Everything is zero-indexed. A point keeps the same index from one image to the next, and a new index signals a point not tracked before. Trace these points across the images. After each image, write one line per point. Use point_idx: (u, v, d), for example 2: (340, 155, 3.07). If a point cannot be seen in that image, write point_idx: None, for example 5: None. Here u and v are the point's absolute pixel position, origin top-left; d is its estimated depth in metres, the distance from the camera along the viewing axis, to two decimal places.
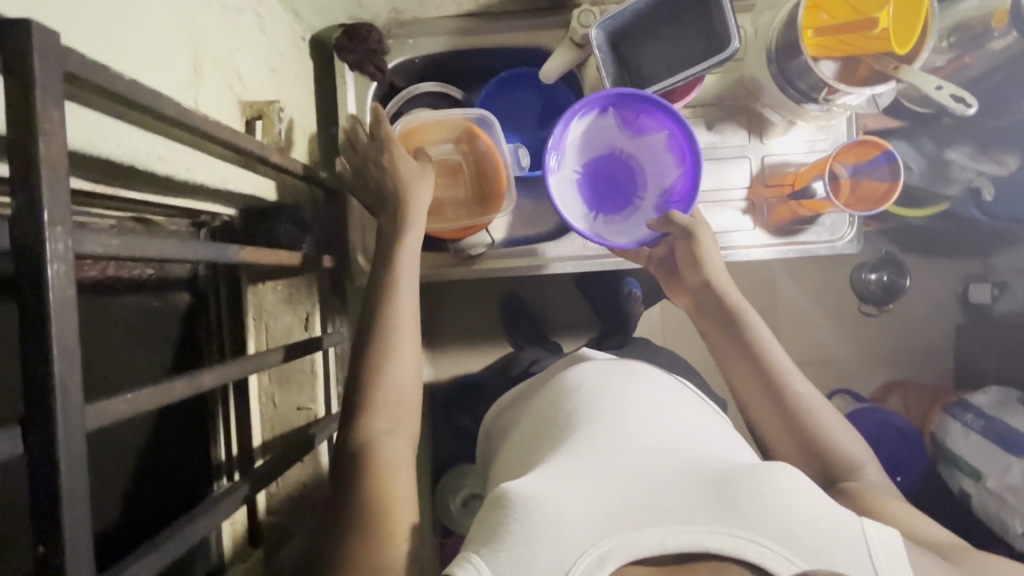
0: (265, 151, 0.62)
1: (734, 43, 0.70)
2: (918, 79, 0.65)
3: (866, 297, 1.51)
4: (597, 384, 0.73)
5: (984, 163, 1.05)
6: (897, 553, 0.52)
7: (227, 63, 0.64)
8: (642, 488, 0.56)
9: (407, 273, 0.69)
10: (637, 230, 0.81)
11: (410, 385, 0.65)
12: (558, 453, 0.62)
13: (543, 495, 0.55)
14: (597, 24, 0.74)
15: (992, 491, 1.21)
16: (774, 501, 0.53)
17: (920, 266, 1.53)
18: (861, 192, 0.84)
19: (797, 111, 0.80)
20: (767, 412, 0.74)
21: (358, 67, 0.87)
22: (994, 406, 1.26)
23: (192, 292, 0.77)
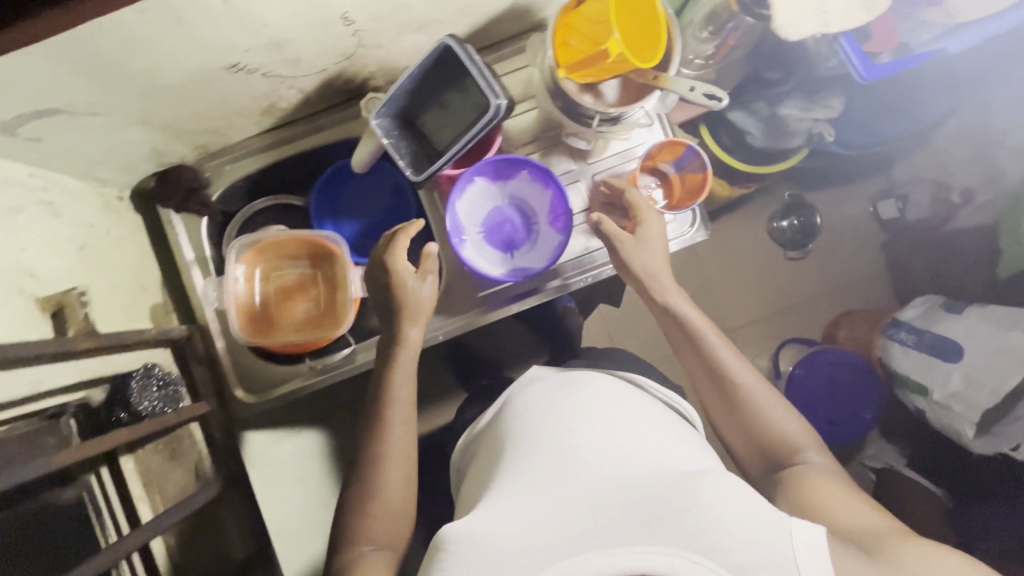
0: (68, 343, 0.62)
1: (498, 99, 0.70)
2: (676, 87, 0.68)
3: (787, 244, 1.46)
4: (546, 402, 0.74)
5: (816, 110, 1.08)
6: (816, 552, 0.53)
7: (12, 266, 0.64)
8: (582, 515, 0.57)
9: (399, 396, 0.76)
10: (545, 251, 0.87)
11: (395, 496, 0.73)
12: (506, 485, 0.64)
13: (487, 535, 0.58)
14: (375, 113, 0.75)
15: (940, 404, 1.14)
16: (711, 515, 0.54)
17: (832, 197, 1.47)
18: (687, 185, 0.87)
19: (598, 133, 0.82)
20: (714, 395, 0.76)
21: (182, 208, 0.88)
22: (923, 319, 1.23)
23: (70, 484, 0.75)
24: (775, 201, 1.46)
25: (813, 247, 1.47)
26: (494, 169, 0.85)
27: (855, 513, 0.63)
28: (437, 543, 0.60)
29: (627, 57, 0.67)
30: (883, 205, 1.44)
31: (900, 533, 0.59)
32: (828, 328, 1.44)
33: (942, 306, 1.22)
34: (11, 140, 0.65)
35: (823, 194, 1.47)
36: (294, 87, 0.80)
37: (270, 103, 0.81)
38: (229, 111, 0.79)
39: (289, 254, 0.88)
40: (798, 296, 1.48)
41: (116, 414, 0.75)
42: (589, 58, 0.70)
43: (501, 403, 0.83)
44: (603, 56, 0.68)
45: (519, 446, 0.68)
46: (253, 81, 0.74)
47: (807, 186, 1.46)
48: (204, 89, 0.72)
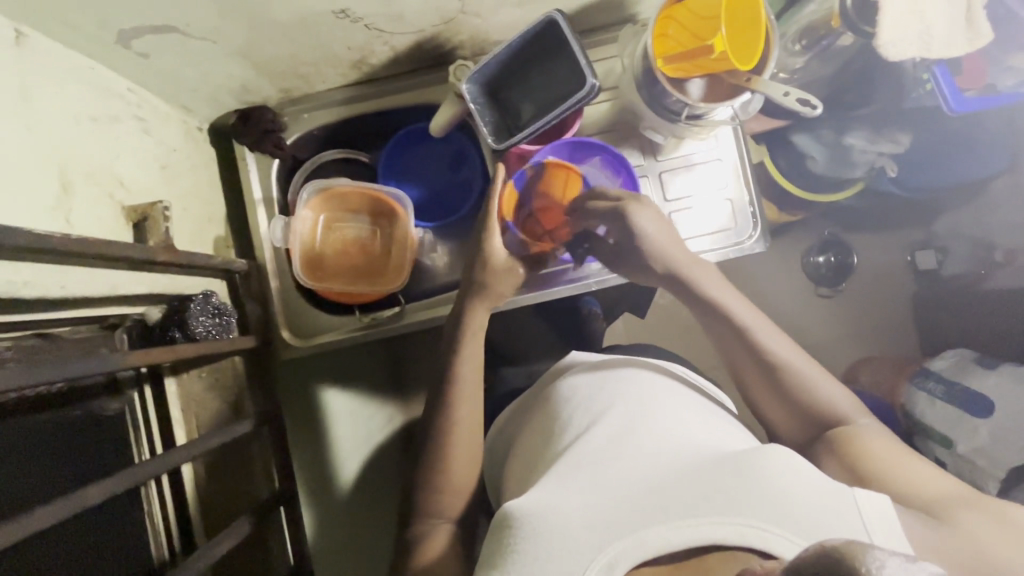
0: (149, 252, 0.63)
1: (590, 80, 0.71)
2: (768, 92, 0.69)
3: (818, 279, 1.47)
4: (593, 391, 0.71)
5: (882, 144, 1.07)
6: (885, 515, 0.54)
7: (106, 172, 0.66)
8: (646, 488, 0.55)
9: (464, 372, 0.76)
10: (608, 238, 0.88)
11: (456, 470, 0.73)
12: (561, 462, 0.61)
13: (549, 510, 0.55)
14: (467, 79, 0.77)
15: (963, 456, 1.11)
16: (769, 487, 0.53)
17: (872, 239, 1.47)
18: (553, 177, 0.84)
19: (675, 129, 0.84)
20: (760, 378, 0.75)
21: (256, 147, 0.89)
22: (954, 370, 1.20)
23: (115, 397, 0.76)
24: (813, 235, 1.45)
25: (845, 286, 1.47)
26: (570, 151, 0.86)
27: (926, 473, 0.61)
28: (504, 520, 0.58)
29: (732, 54, 0.70)
30: (922, 256, 1.42)
31: (969, 497, 0.59)
32: (851, 368, 1.43)
33: (976, 360, 1.18)
34: (120, 51, 0.67)
35: (863, 236, 1.47)
36: (387, 43, 0.81)
37: (361, 57, 0.83)
38: (322, 58, 0.81)
39: (350, 206, 0.89)
40: (824, 333, 1.47)
41: (170, 334, 0.76)
42: (690, 51, 0.73)
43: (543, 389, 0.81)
44: (708, 50, 0.71)
45: (569, 432, 0.67)
46: (354, 31, 0.76)
47: (848, 227, 1.46)
48: (306, 31, 0.73)
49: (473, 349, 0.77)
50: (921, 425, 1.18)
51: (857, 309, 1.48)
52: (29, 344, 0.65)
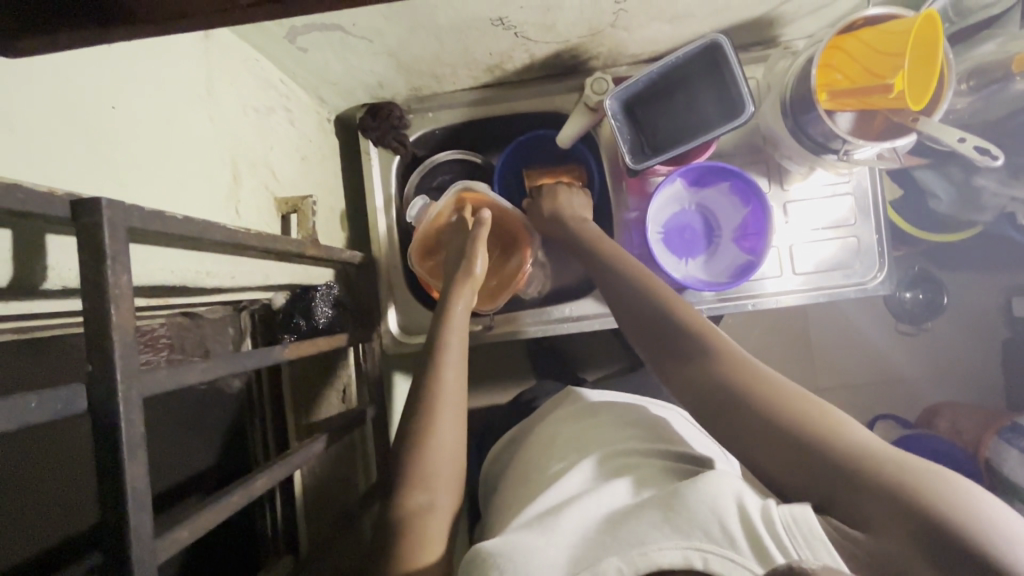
0: (301, 246, 0.65)
1: (750, 108, 0.70)
2: (941, 135, 0.65)
3: (901, 316, 1.39)
4: (572, 434, 0.68)
5: (1017, 188, 1.00)
6: (812, 530, 0.44)
7: (263, 163, 0.68)
8: (605, 528, 0.50)
9: (455, 345, 0.70)
10: (724, 266, 0.86)
11: (447, 450, 0.63)
12: (524, 512, 0.57)
13: (523, 549, 0.50)
14: (610, 95, 0.76)
15: None
16: (705, 507, 0.46)
17: (966, 281, 1.39)
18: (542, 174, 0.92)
19: (816, 160, 0.81)
20: (643, 325, 0.69)
21: (381, 143, 0.90)
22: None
23: (238, 376, 0.78)
24: (902, 270, 1.37)
25: (930, 326, 1.40)
26: (700, 174, 0.84)
27: (838, 430, 0.50)
28: (471, 557, 0.53)
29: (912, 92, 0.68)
30: (1019, 302, 1.32)
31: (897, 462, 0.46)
32: (926, 413, 1.34)
33: None
34: (285, 44, 0.68)
35: (957, 275, 1.38)
36: (528, 51, 0.81)
37: (500, 61, 0.83)
38: (461, 61, 0.81)
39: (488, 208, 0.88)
40: (905, 372, 1.40)
41: (295, 321, 0.79)
42: (859, 90, 0.72)
43: (530, 438, 0.74)
44: (887, 88, 0.69)
45: (543, 477, 0.62)
46: (502, 37, 0.75)
47: (944, 265, 1.37)
48: (457, 34, 0.73)
49: (461, 330, 0.72)
50: (1010, 484, 1.09)
51: (941, 351, 1.40)
52: (177, 322, 0.67)
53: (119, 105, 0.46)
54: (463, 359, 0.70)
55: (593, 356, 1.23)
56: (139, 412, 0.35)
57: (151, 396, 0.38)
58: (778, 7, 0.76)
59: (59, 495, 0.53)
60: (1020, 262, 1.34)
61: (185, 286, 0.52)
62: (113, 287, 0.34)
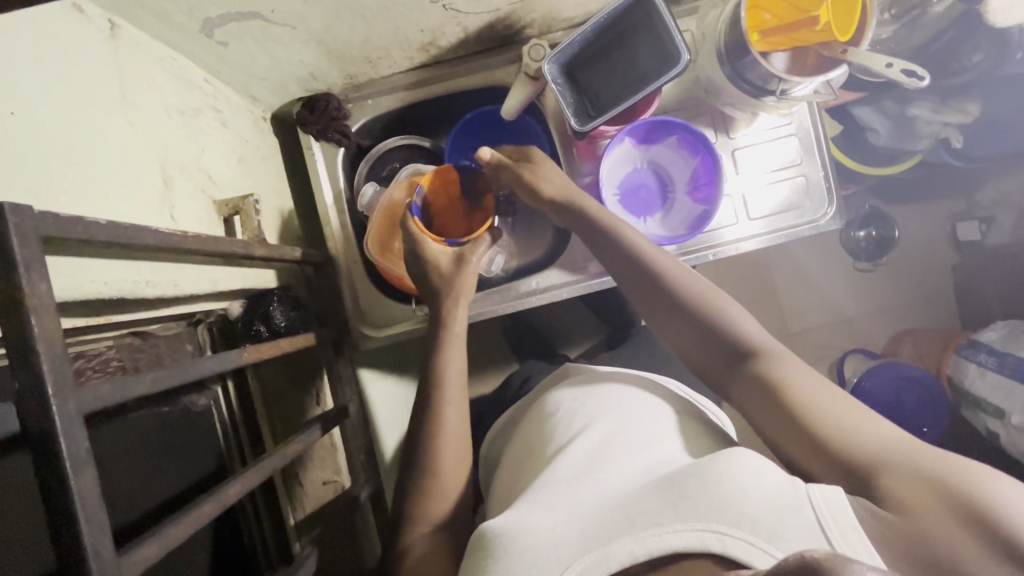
0: (248, 247, 0.62)
1: (685, 55, 0.69)
2: (871, 63, 0.66)
3: (859, 254, 1.44)
4: (577, 403, 0.67)
5: (948, 114, 1.05)
6: (845, 514, 0.46)
7: (196, 166, 0.65)
8: (617, 505, 0.51)
9: (452, 377, 0.72)
10: (681, 219, 0.87)
11: (450, 479, 0.66)
12: (531, 487, 0.58)
13: (530, 529, 0.52)
14: (548, 59, 0.75)
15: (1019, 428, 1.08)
16: (726, 490, 0.48)
17: (915, 213, 1.44)
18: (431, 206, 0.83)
19: (757, 104, 0.82)
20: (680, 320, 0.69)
21: (322, 136, 0.87)
22: (1007, 342, 1.13)
23: (201, 390, 0.75)
24: (854, 208, 1.42)
25: (885, 259, 1.45)
26: (648, 130, 0.83)
27: (875, 443, 0.52)
28: (477, 539, 0.55)
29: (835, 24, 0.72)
30: (964, 227, 1.39)
31: (924, 453, 0.50)
32: (891, 344, 1.40)
33: None
34: (203, 38, 0.65)
35: (905, 208, 1.44)
36: (460, 24, 0.79)
37: (431, 39, 0.81)
38: (393, 41, 0.79)
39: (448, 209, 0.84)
40: (866, 306, 1.45)
41: (255, 328, 0.76)
42: (788, 25, 0.74)
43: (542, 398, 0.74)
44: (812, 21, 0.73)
45: (548, 450, 0.63)
46: (431, 11, 0.73)
47: (890, 199, 1.42)
48: (382, 13, 0.71)
49: (458, 350, 0.74)
50: (972, 398, 1.17)
51: (898, 283, 1.46)
52: (127, 343, 0.63)
53: (20, 111, 0.42)
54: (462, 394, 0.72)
55: (567, 331, 1.23)
56: (80, 427, 0.33)
57: (93, 412, 0.36)
58: None
59: (15, 534, 0.50)
60: (962, 189, 1.40)
61: (122, 298, 0.49)
62: (29, 298, 0.32)
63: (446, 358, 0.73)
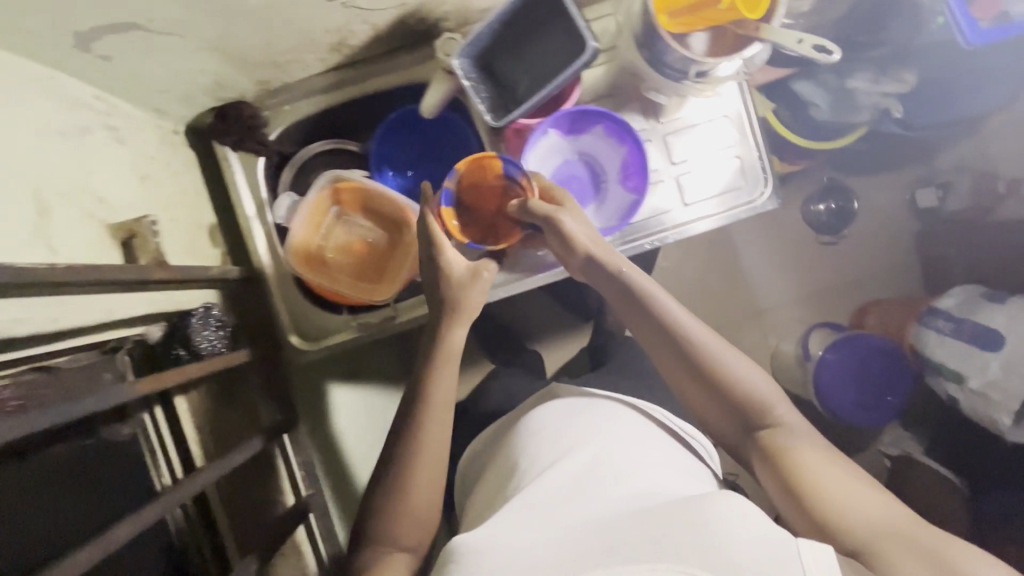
0: (143, 273, 0.59)
1: (591, 43, 0.66)
2: (779, 38, 0.65)
3: (820, 228, 1.43)
4: (568, 432, 0.70)
5: (887, 84, 1.05)
6: (825, 570, 0.49)
7: (84, 189, 0.61)
8: (602, 534, 0.54)
9: (441, 383, 0.69)
10: (613, 210, 0.84)
11: (424, 499, 0.66)
12: (506, 506, 0.61)
13: (507, 550, 0.54)
14: (457, 53, 0.72)
15: (976, 392, 1.08)
16: (712, 531, 0.50)
17: (873, 184, 1.44)
18: (472, 191, 0.81)
19: (680, 88, 0.80)
20: (680, 364, 0.70)
21: (240, 146, 0.84)
22: (962, 307, 1.16)
23: (123, 422, 0.71)
24: (813, 182, 1.42)
25: (846, 232, 1.45)
26: (571, 121, 0.81)
27: (856, 508, 0.56)
28: (449, 553, 0.57)
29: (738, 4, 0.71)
30: (922, 194, 1.40)
31: (908, 525, 0.54)
32: (856, 315, 1.41)
33: (984, 295, 1.14)
34: (81, 54, 0.61)
35: (864, 179, 1.43)
36: (368, 22, 0.76)
37: (341, 38, 0.78)
38: (298, 44, 0.76)
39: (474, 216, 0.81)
40: (830, 279, 1.45)
41: (175, 352, 0.73)
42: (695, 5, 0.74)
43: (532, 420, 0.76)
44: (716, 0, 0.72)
45: (535, 473, 0.66)
46: (330, 11, 0.70)
47: (850, 172, 1.41)
48: (277, 15, 0.68)
49: (450, 373, 0.70)
50: (934, 364, 1.17)
51: (860, 254, 1.46)
52: (28, 380, 0.57)
53: None
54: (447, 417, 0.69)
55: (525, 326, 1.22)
56: None
57: None
58: None
59: None
60: (920, 157, 1.41)
61: None
62: None
63: (434, 380, 0.69)
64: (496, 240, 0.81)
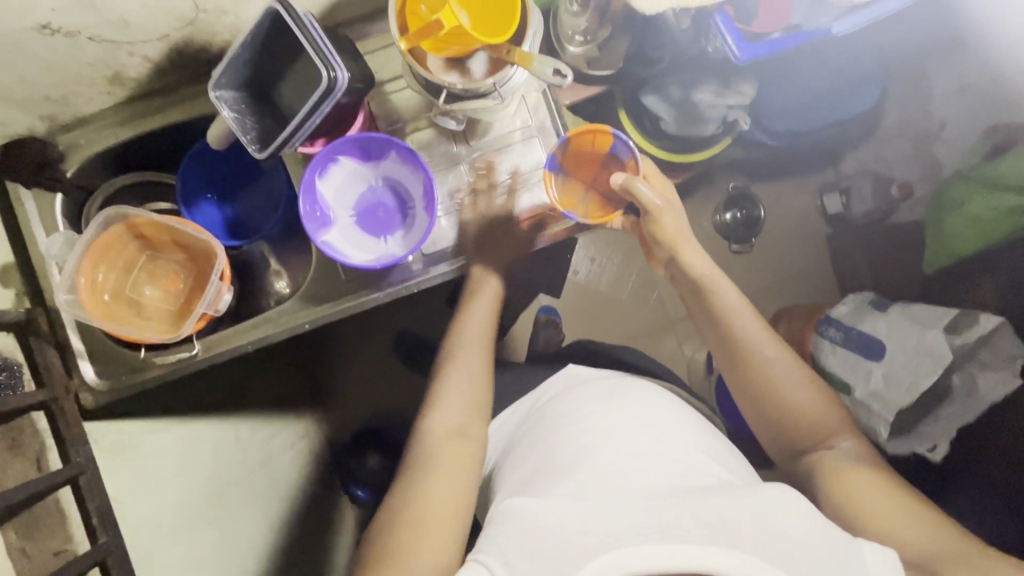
0: None
1: (332, 67, 0.66)
2: (541, 72, 0.66)
3: (729, 236, 1.37)
4: (604, 404, 0.76)
5: (729, 97, 1.02)
6: (889, 561, 0.59)
7: None
8: (650, 508, 0.58)
9: (461, 386, 0.80)
10: (415, 236, 0.82)
11: (450, 452, 0.73)
12: (556, 480, 0.65)
13: (543, 516, 0.59)
14: (212, 84, 0.70)
15: (860, 402, 1.11)
16: (779, 522, 0.57)
17: (779, 190, 1.38)
18: (577, 158, 0.86)
19: (465, 112, 0.78)
20: (737, 381, 0.81)
21: (32, 183, 0.80)
22: (853, 316, 1.17)
23: None
24: (719, 191, 1.37)
25: (757, 240, 1.38)
26: (360, 147, 0.79)
27: (892, 530, 0.64)
28: (501, 512, 0.62)
29: (473, 24, 0.67)
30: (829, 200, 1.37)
31: (942, 547, 0.62)
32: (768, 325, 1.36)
33: (871, 303, 1.17)
34: None
35: (770, 186, 1.38)
36: (137, 54, 0.75)
37: (115, 72, 0.76)
38: (66, 79, 0.74)
39: (574, 185, 0.86)
40: (748, 289, 1.39)
41: None
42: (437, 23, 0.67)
43: (544, 401, 0.84)
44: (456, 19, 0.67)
45: (573, 447, 0.69)
46: (79, 44, 0.69)
47: (754, 179, 1.37)
48: (19, 54, 0.67)
49: (463, 377, 0.81)
50: (826, 373, 1.18)
51: (775, 262, 1.40)
52: None
53: None
54: (472, 399, 0.79)
55: None
56: None
57: None
58: None
59: None
60: (827, 161, 1.36)
61: None
62: None
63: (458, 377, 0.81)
64: (592, 210, 0.85)
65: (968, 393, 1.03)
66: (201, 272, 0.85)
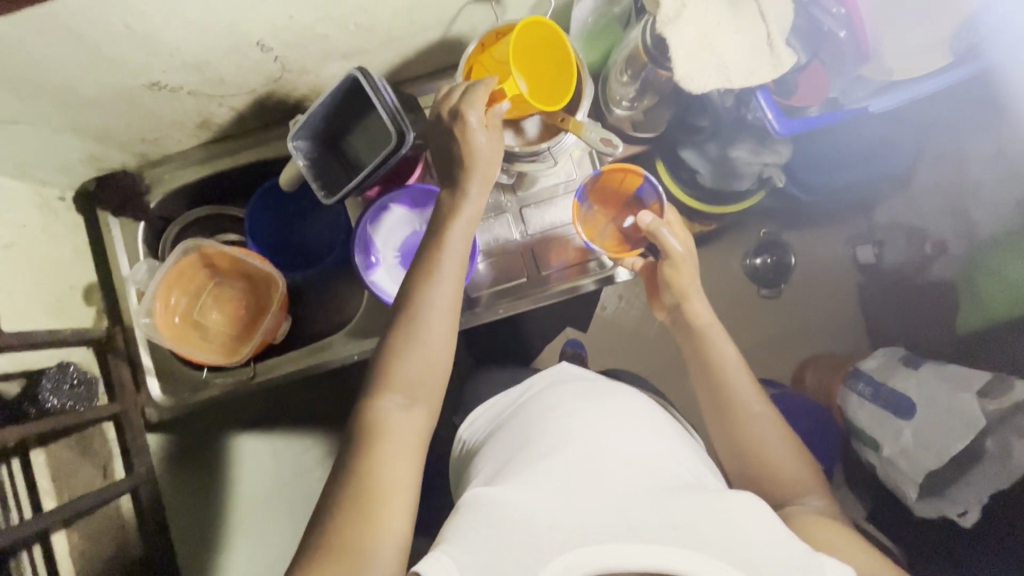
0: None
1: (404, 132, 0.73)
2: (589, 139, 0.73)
3: (759, 281, 1.39)
4: (583, 403, 0.77)
5: (765, 156, 1.00)
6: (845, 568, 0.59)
7: None
8: (618, 508, 0.60)
9: (434, 283, 0.69)
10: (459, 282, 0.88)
11: (416, 369, 0.68)
12: (528, 472, 0.66)
13: (513, 510, 0.60)
14: (292, 134, 0.77)
15: (888, 460, 1.11)
16: (742, 528, 0.59)
17: (811, 238, 1.40)
18: (602, 193, 0.90)
19: (515, 168, 0.84)
20: (722, 426, 0.82)
21: (119, 212, 0.90)
22: (883, 371, 1.18)
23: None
24: (750, 237, 1.39)
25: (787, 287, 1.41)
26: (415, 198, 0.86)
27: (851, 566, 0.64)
28: (469, 501, 0.64)
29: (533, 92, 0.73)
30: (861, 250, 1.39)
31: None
32: (796, 371, 1.38)
33: (902, 359, 1.16)
34: None
35: (801, 234, 1.40)
36: (224, 105, 0.83)
37: (203, 119, 0.85)
38: (162, 125, 0.83)
39: (597, 221, 0.90)
40: (776, 334, 1.40)
41: (23, 411, 0.76)
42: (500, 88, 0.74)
43: (531, 393, 0.83)
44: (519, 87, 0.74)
45: (546, 441, 0.70)
46: (177, 98, 0.77)
47: (786, 227, 1.40)
48: (127, 105, 0.75)
49: (438, 276, 0.70)
50: (855, 429, 1.19)
51: (804, 308, 1.41)
52: None
53: None
54: (450, 306, 0.70)
55: None
56: None
57: None
58: (448, 28, 0.83)
59: None
60: (860, 210, 1.38)
61: None
62: None
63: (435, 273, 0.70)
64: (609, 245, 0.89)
65: (1001, 460, 0.95)
66: (260, 301, 0.92)
